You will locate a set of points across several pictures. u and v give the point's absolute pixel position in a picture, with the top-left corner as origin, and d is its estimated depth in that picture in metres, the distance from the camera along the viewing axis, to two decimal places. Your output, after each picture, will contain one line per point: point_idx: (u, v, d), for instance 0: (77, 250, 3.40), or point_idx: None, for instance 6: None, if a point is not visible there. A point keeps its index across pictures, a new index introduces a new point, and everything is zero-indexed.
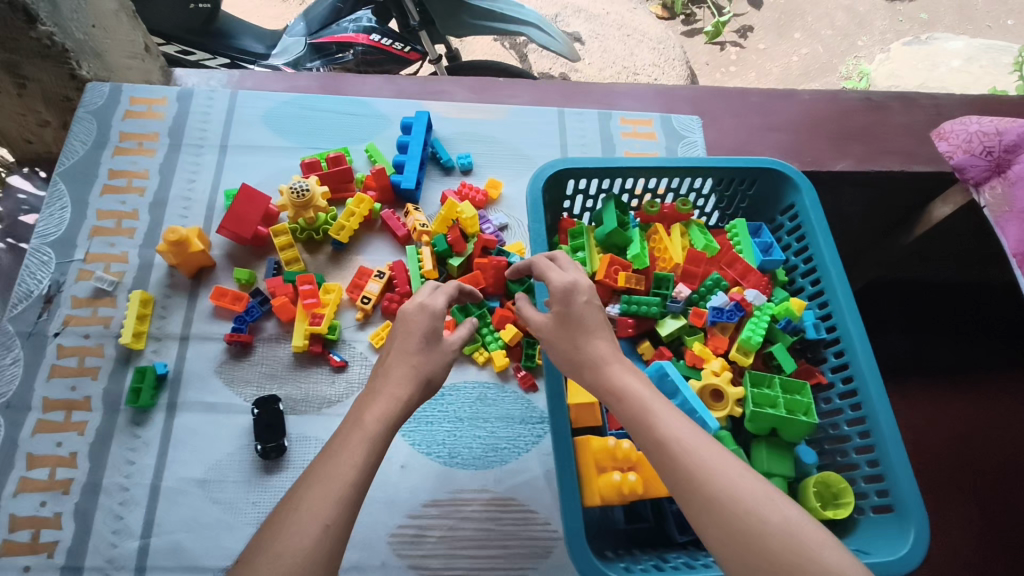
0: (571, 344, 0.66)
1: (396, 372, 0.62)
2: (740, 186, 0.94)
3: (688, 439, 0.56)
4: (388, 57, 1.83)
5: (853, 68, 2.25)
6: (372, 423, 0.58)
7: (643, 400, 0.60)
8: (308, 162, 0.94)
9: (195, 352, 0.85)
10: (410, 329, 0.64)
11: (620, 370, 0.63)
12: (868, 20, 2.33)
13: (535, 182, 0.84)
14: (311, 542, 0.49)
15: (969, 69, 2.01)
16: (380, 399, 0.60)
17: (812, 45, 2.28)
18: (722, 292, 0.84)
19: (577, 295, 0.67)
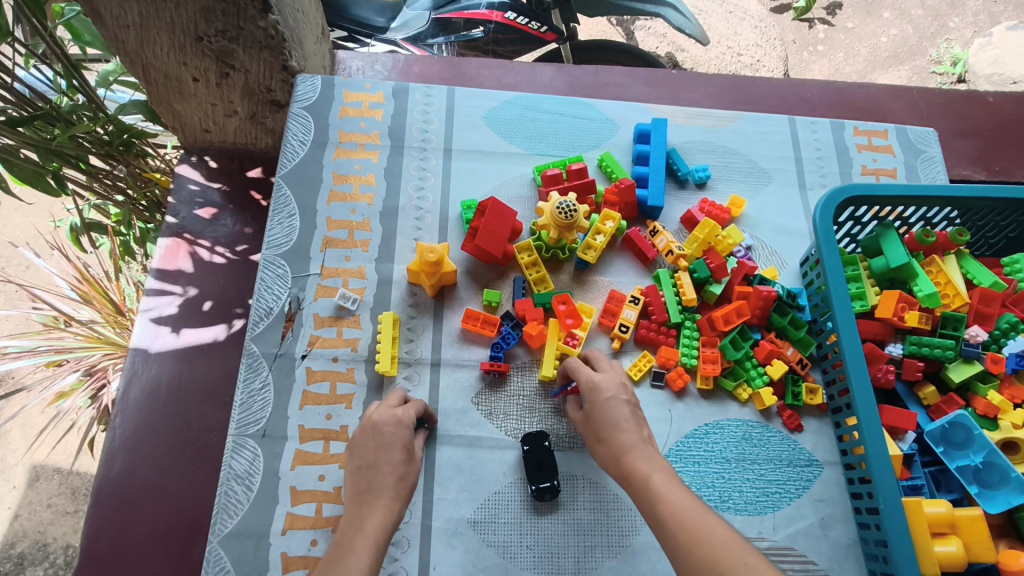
0: (599, 440, 0.70)
1: (379, 480, 0.65)
2: (1018, 217, 0.87)
3: (686, 516, 0.58)
4: (522, 36, 1.78)
5: (944, 51, 2.31)
6: (370, 530, 0.61)
7: (643, 478, 0.63)
8: (552, 174, 0.88)
9: (448, 380, 0.80)
10: (386, 444, 0.67)
11: (641, 457, 0.65)
12: (960, 1, 2.38)
13: (825, 209, 0.78)
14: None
15: None
16: (375, 511, 0.63)
17: (903, 27, 2.33)
18: (1020, 336, 0.79)
19: (600, 393, 0.71)
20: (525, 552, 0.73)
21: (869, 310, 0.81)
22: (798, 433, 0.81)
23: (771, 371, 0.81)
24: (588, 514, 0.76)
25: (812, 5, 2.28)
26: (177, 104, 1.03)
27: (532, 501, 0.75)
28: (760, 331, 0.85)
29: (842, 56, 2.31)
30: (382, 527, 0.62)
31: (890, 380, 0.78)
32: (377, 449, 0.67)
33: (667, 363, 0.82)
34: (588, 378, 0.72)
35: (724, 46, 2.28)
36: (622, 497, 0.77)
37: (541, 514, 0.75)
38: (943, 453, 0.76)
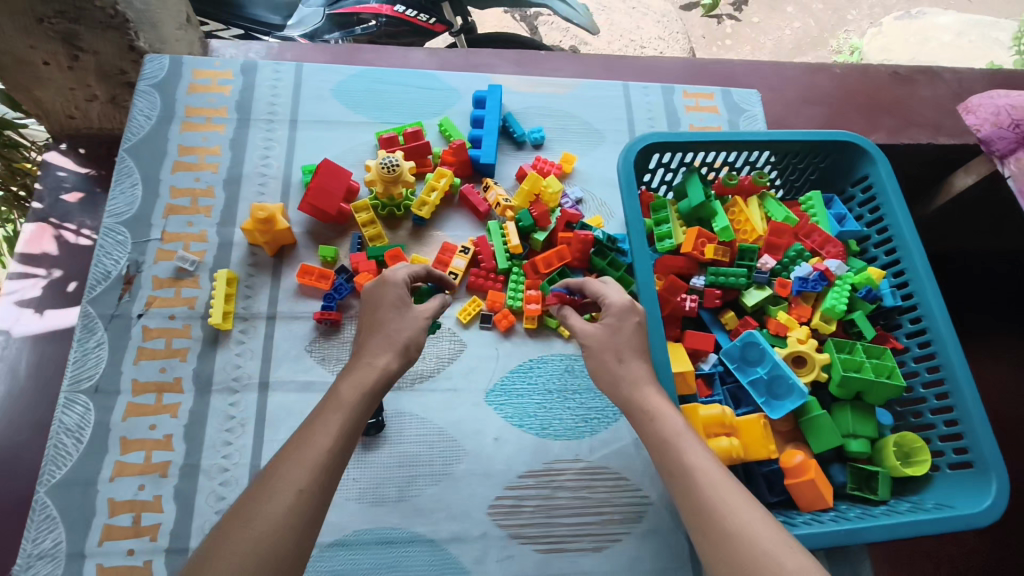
0: (617, 359, 0.69)
1: (372, 342, 0.64)
2: (813, 159, 0.96)
3: (716, 476, 0.57)
4: (411, 28, 1.84)
5: (844, 42, 2.38)
6: (347, 390, 0.59)
7: (678, 430, 0.62)
8: (387, 136, 0.93)
9: (284, 331, 0.85)
10: (381, 295, 0.68)
11: (653, 393, 0.66)
12: None
13: (628, 155, 0.85)
14: (288, 506, 0.50)
15: (960, 43, 2.27)
16: (362, 370, 0.61)
17: (806, 19, 2.49)
18: (805, 262, 0.87)
19: (633, 316, 0.72)
20: (350, 483, 0.79)
21: (676, 247, 0.89)
22: None
23: (589, 309, 0.88)
24: (413, 447, 0.82)
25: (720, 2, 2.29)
26: (36, 90, 1.05)
27: (359, 437, 0.81)
28: (583, 274, 0.92)
29: (750, 49, 2.36)
30: (371, 390, 0.60)
31: (692, 309, 0.86)
32: (370, 315, 0.66)
33: (494, 307, 0.88)
34: (617, 296, 0.73)
35: (627, 39, 2.40)
36: (448, 429, 0.83)
37: (368, 449, 0.81)
38: (737, 370, 0.83)
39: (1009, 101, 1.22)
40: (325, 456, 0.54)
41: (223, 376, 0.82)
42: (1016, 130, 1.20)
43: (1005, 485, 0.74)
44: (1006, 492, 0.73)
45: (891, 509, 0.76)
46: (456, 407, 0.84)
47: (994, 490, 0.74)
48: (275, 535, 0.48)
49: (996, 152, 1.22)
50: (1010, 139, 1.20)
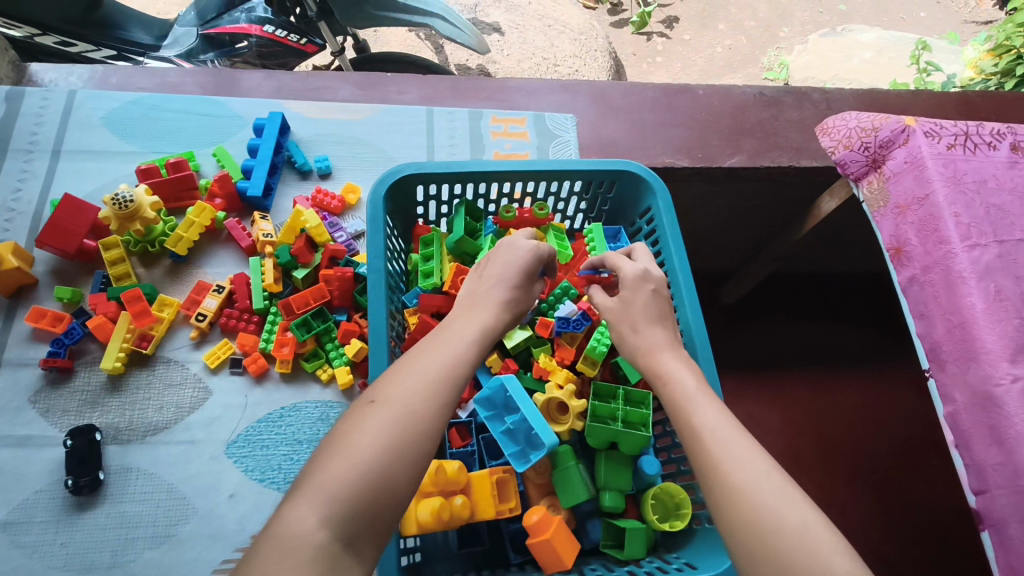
0: (631, 328, 0.68)
1: (482, 297, 0.65)
2: (599, 190, 0.92)
3: (726, 434, 0.55)
4: (284, 49, 1.80)
5: (774, 58, 2.44)
6: (472, 325, 0.61)
7: (690, 390, 0.60)
8: (143, 169, 0.88)
9: (7, 380, 0.78)
10: (510, 260, 0.68)
11: (672, 358, 0.64)
12: (789, 13, 2.56)
13: (376, 189, 0.81)
14: (421, 416, 0.51)
15: (880, 61, 2.23)
16: (481, 310, 0.63)
17: (737, 37, 2.49)
18: (571, 300, 0.85)
19: (647, 283, 0.70)
20: (57, 549, 0.72)
21: (438, 286, 0.84)
22: None
23: (346, 351, 0.83)
24: (136, 506, 0.75)
25: (646, 20, 2.48)
26: None
27: (73, 497, 0.74)
28: (347, 313, 0.87)
29: (679, 66, 2.46)
30: (487, 327, 0.62)
31: None
32: (499, 278, 0.67)
33: (245, 349, 0.83)
34: (630, 268, 0.72)
35: (538, 58, 2.37)
36: (178, 485, 0.76)
37: (82, 510, 0.74)
38: (487, 418, 0.76)
39: (862, 121, 1.04)
40: (440, 376, 0.54)
41: None
42: (869, 152, 1.03)
43: None
44: None
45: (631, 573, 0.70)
46: (192, 462, 0.77)
47: None
48: (406, 458, 0.49)
49: (850, 175, 1.06)
50: (862, 162, 1.04)
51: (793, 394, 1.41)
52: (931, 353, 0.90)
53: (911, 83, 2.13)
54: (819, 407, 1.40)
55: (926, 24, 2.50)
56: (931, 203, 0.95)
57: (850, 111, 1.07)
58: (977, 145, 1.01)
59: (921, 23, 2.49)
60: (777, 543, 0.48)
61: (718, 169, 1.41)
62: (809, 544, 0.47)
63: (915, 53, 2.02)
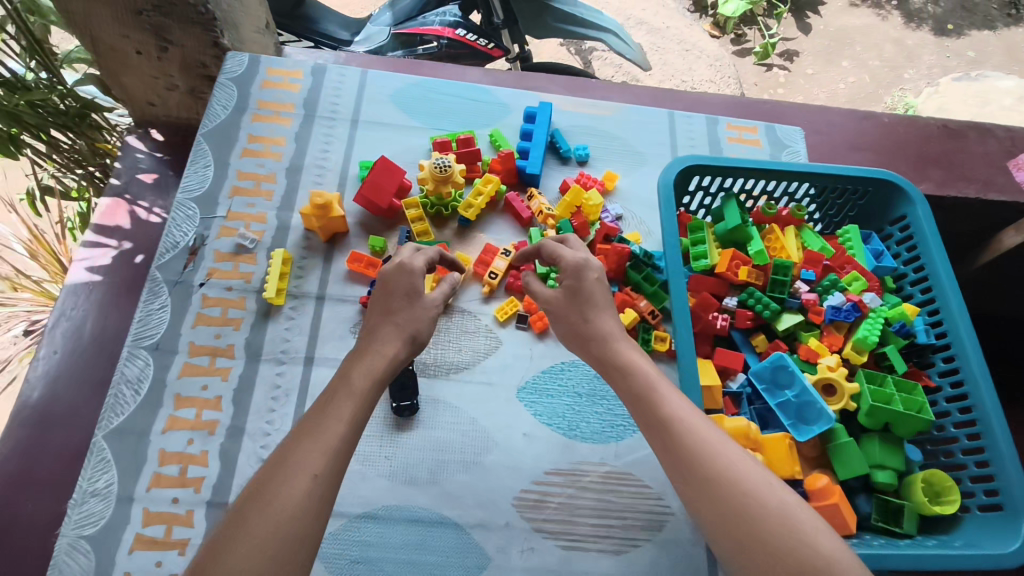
0: (582, 318, 0.74)
1: (382, 332, 0.69)
2: (851, 196, 0.98)
3: (695, 425, 0.61)
4: (471, 51, 1.92)
5: (898, 99, 2.46)
6: (357, 378, 0.64)
7: (649, 379, 0.66)
8: (441, 141, 0.99)
9: (331, 312, 0.89)
10: (397, 288, 0.72)
11: (627, 347, 0.71)
12: (916, 55, 2.55)
13: (667, 175, 0.89)
14: (303, 492, 0.53)
15: (1019, 107, 2.20)
16: (373, 358, 0.66)
17: (859, 75, 2.52)
18: (839, 292, 0.88)
19: (589, 272, 0.75)
20: (382, 460, 0.81)
21: (711, 267, 0.91)
22: None
23: (622, 318, 0.91)
24: (444, 432, 0.84)
25: (770, 51, 2.48)
26: (123, 77, 1.14)
27: (394, 417, 0.84)
28: (618, 286, 0.95)
29: (799, 99, 2.49)
30: (376, 372, 0.65)
31: (724, 327, 0.88)
32: (394, 321, 0.70)
33: (531, 308, 0.92)
34: (571, 257, 0.77)
35: (679, 79, 2.51)
36: (479, 419, 0.85)
37: (400, 430, 0.83)
38: (765, 390, 0.85)
39: None
40: (336, 445, 0.57)
41: (272, 348, 0.87)
42: None
43: None
44: None
45: (915, 543, 0.74)
46: (490, 400, 0.86)
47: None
48: (295, 535, 0.52)
49: None
50: None
51: None
52: None
53: None
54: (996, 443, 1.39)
55: None
56: None
57: None
58: None
59: None
60: (761, 533, 0.53)
61: None
62: (800, 519, 0.53)
63: None
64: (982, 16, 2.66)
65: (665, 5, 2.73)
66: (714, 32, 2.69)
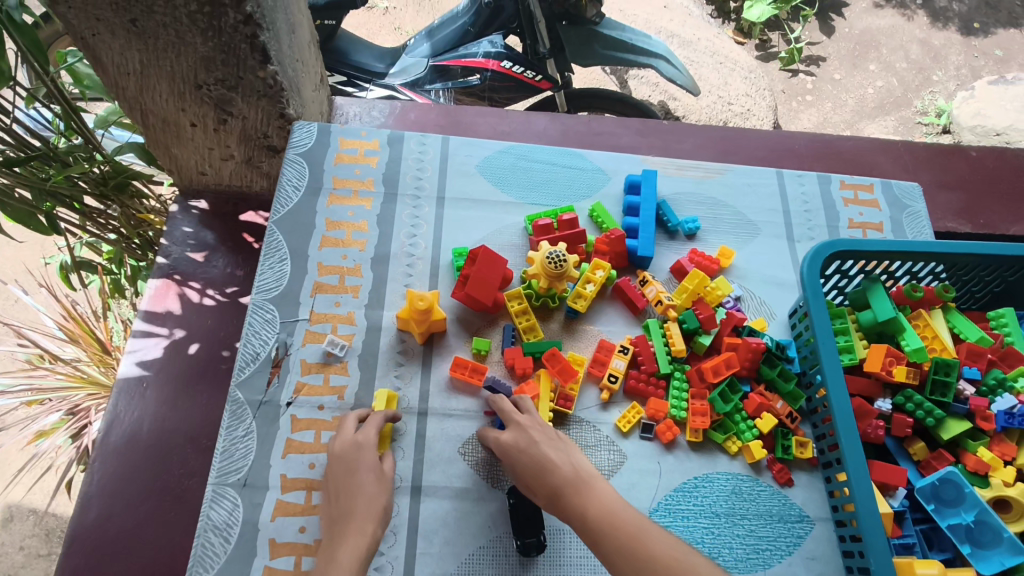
0: (532, 478, 0.69)
1: (359, 508, 0.67)
2: (1003, 272, 0.88)
3: (636, 541, 0.61)
4: (517, 84, 1.82)
5: (929, 103, 2.38)
6: (346, 556, 0.63)
7: (586, 512, 0.64)
8: (543, 224, 0.89)
9: (436, 430, 0.79)
10: (346, 450, 0.71)
11: (577, 493, 0.66)
12: (942, 55, 2.50)
13: (811, 265, 0.80)
14: None
15: None
16: (353, 536, 0.65)
17: (887, 79, 2.43)
18: (1008, 393, 0.78)
19: (523, 440, 0.71)
20: None
21: (858, 363, 0.81)
22: (787, 487, 0.80)
23: (760, 425, 0.81)
24: (574, 570, 0.74)
25: (795, 56, 2.43)
26: (175, 147, 1.05)
27: (518, 555, 0.74)
28: (749, 384, 0.85)
29: (829, 105, 2.40)
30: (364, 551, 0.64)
31: (880, 436, 0.78)
32: (355, 493, 0.68)
33: (656, 416, 0.82)
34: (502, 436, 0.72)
35: (715, 96, 2.34)
36: None
37: (526, 570, 0.73)
38: (934, 511, 0.75)
39: None
40: None
41: None
42: None
43: None
44: None
45: None
46: None
47: None
48: None
49: None
50: None
51: None
52: None
53: None
54: None
55: None
56: None
57: None
58: None
59: None
60: None
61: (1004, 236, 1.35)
62: None
63: None
64: (1006, 13, 2.63)
65: (689, 13, 2.60)
66: (738, 38, 2.58)
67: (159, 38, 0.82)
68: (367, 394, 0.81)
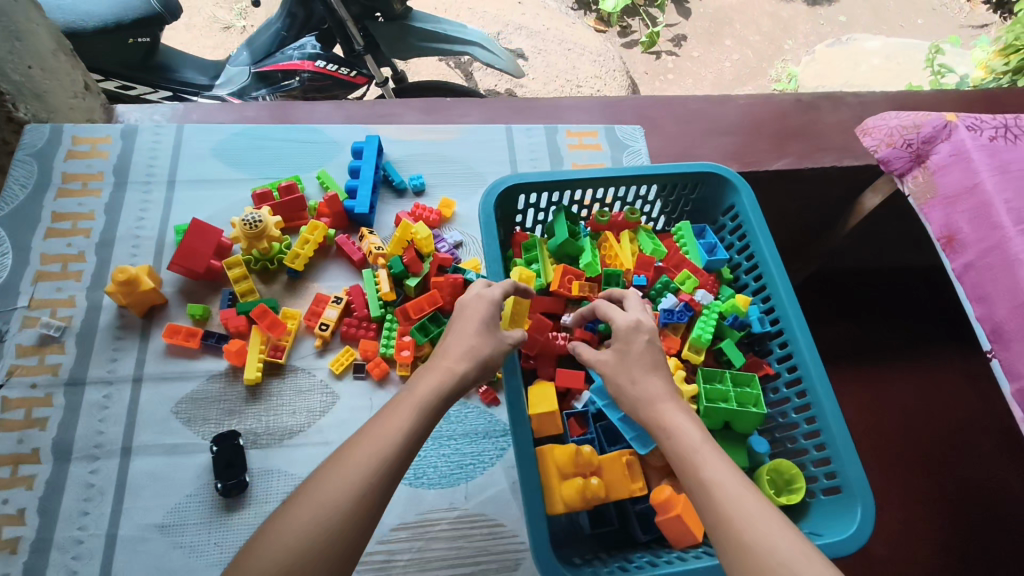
0: (629, 380, 0.69)
1: (454, 350, 0.67)
2: (683, 191, 0.98)
3: (734, 488, 0.57)
4: (334, 82, 1.87)
5: (782, 70, 2.49)
6: (420, 393, 0.62)
7: (693, 443, 0.61)
8: (259, 192, 0.94)
9: (150, 394, 0.84)
10: (471, 315, 0.69)
11: (673, 409, 0.65)
12: (792, 25, 2.60)
13: (488, 199, 0.86)
14: (352, 491, 0.54)
15: (888, 66, 2.25)
16: (439, 375, 0.64)
17: (743, 52, 2.55)
18: (672, 294, 0.88)
19: (640, 334, 0.72)
20: (212, 548, 0.75)
21: (547, 285, 0.89)
22: (494, 406, 0.89)
23: None
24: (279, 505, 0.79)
25: (655, 40, 2.54)
26: None
27: (222, 498, 0.78)
28: None
29: (690, 82, 2.52)
30: (403, 436, 0.59)
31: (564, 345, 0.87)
32: (467, 346, 0.67)
33: (367, 355, 0.88)
34: (623, 318, 0.73)
35: (563, 79, 2.44)
36: None
37: (231, 511, 0.78)
38: (606, 406, 0.82)
39: (903, 119, 1.10)
40: (370, 456, 0.56)
41: (83, 444, 0.80)
42: (912, 148, 1.09)
43: (870, 509, 0.72)
44: (871, 516, 0.71)
45: None
46: None
47: (859, 516, 0.72)
48: (339, 544, 0.52)
49: (895, 171, 1.11)
50: (906, 158, 1.09)
51: (851, 389, 1.45)
52: (993, 334, 0.96)
53: (926, 85, 2.15)
54: (878, 400, 1.43)
55: (926, 30, 2.55)
56: (981, 191, 1.00)
57: (889, 111, 1.13)
58: (1018, 135, 1.06)
59: (921, 29, 2.55)
60: None
61: (765, 173, 1.47)
62: None
63: (930, 56, 2.08)
64: None
65: (546, 6, 2.65)
66: (601, 28, 2.67)
67: None
68: (82, 369, 0.84)
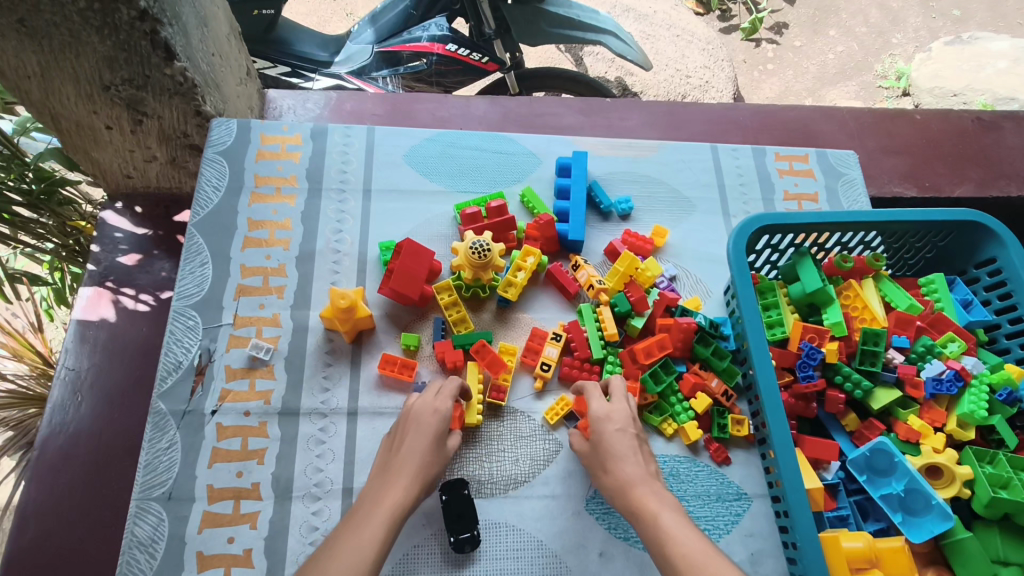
0: (603, 470, 0.69)
1: (406, 465, 0.67)
2: (932, 238, 0.88)
3: (698, 560, 0.57)
4: (462, 67, 1.51)
5: (889, 66, 2.07)
6: (387, 504, 0.63)
7: (657, 518, 0.62)
8: (470, 214, 0.87)
9: (366, 430, 0.78)
10: (419, 429, 0.69)
11: (647, 493, 0.65)
12: (902, 17, 2.15)
13: (739, 239, 0.78)
14: None
15: (1016, 71, 1.92)
16: (394, 483, 0.65)
17: (847, 43, 2.09)
18: (937, 360, 0.79)
19: (609, 423, 0.71)
20: None
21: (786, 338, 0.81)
22: (725, 465, 0.81)
23: (695, 405, 0.81)
24: (510, 563, 0.73)
25: (758, 26, 2.06)
26: (94, 152, 0.98)
27: (453, 553, 0.73)
28: (685, 364, 0.85)
29: (791, 74, 2.05)
30: (369, 555, 0.59)
31: (812, 409, 0.80)
32: (410, 449, 0.68)
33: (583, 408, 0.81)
34: (596, 406, 0.72)
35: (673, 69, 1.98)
36: (547, 540, 0.75)
37: (463, 566, 0.72)
38: (867, 482, 0.76)
39: None
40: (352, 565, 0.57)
41: (304, 482, 0.75)
42: None
43: None
44: None
45: None
46: (556, 517, 0.76)
47: None
48: None
49: None
50: None
51: None
52: None
53: None
54: None
55: None
56: None
57: None
58: None
59: None
60: None
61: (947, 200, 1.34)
62: None
63: None
64: None
65: None
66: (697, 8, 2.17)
67: (53, 38, 0.74)
68: (294, 398, 0.79)
